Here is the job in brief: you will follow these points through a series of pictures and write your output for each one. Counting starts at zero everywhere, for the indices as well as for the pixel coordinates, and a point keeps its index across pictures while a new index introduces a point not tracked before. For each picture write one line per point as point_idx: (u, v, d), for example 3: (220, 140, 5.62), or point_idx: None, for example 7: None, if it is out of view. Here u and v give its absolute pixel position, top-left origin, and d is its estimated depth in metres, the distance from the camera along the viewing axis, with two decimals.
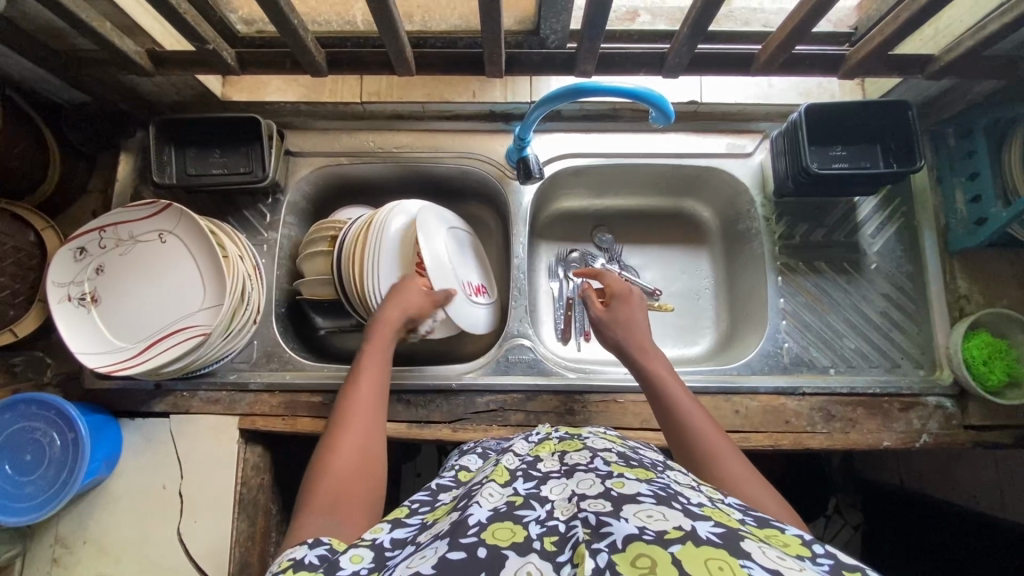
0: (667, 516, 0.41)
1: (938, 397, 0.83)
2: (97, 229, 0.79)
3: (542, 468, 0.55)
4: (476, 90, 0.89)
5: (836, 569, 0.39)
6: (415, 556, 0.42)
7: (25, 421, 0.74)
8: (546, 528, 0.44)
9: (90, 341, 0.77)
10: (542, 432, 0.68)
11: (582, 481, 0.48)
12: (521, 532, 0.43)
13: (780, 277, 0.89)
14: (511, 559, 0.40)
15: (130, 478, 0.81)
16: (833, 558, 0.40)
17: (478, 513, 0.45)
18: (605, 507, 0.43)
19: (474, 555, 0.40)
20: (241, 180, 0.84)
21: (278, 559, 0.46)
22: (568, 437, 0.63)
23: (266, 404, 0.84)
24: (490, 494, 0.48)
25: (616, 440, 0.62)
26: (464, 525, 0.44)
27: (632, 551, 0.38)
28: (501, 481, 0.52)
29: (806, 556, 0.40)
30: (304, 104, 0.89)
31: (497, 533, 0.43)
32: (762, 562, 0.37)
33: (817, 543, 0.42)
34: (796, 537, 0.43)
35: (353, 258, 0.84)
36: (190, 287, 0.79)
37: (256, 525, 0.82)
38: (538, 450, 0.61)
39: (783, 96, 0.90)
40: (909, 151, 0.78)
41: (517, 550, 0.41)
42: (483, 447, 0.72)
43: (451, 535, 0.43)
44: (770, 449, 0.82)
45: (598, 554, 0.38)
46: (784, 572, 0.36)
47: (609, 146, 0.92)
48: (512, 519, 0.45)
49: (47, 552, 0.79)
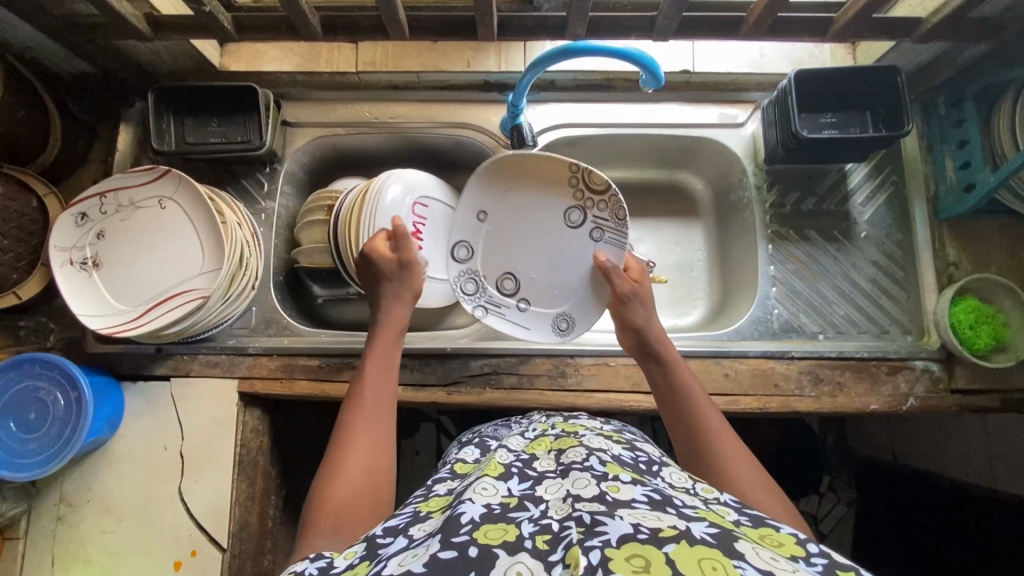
0: (662, 517, 0.43)
1: (925, 361, 0.84)
2: (98, 194, 0.81)
3: (537, 468, 0.56)
4: (471, 59, 0.90)
5: (829, 569, 0.39)
6: (406, 555, 0.42)
7: (30, 380, 0.76)
8: (539, 527, 0.44)
9: (91, 304, 0.79)
10: (539, 428, 0.70)
11: (577, 481, 0.50)
12: (513, 531, 0.44)
13: (771, 244, 0.90)
14: (501, 559, 0.40)
15: (132, 440, 0.83)
16: (828, 558, 0.40)
17: (470, 511, 0.46)
18: (599, 508, 0.45)
19: (463, 554, 0.41)
20: (238, 148, 0.85)
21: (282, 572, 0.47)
22: (564, 434, 0.65)
23: (265, 367, 0.85)
24: (484, 489, 0.50)
25: (612, 436, 0.65)
26: (456, 523, 0.44)
27: (627, 549, 0.39)
28: (495, 475, 0.54)
29: (799, 557, 0.41)
30: (300, 74, 0.91)
31: (488, 534, 0.43)
32: (755, 563, 0.38)
33: (811, 543, 0.43)
34: (790, 537, 0.44)
35: (349, 225, 0.85)
36: (189, 250, 0.81)
37: (255, 486, 0.84)
38: (533, 447, 0.63)
39: (775, 65, 0.90)
40: (898, 116, 0.79)
41: (507, 549, 0.41)
42: (479, 438, 0.74)
43: (442, 533, 0.43)
44: (758, 412, 0.83)
45: (590, 551, 0.39)
46: (776, 573, 0.37)
47: (602, 116, 0.93)
48: (504, 520, 0.46)
49: (52, 511, 0.82)
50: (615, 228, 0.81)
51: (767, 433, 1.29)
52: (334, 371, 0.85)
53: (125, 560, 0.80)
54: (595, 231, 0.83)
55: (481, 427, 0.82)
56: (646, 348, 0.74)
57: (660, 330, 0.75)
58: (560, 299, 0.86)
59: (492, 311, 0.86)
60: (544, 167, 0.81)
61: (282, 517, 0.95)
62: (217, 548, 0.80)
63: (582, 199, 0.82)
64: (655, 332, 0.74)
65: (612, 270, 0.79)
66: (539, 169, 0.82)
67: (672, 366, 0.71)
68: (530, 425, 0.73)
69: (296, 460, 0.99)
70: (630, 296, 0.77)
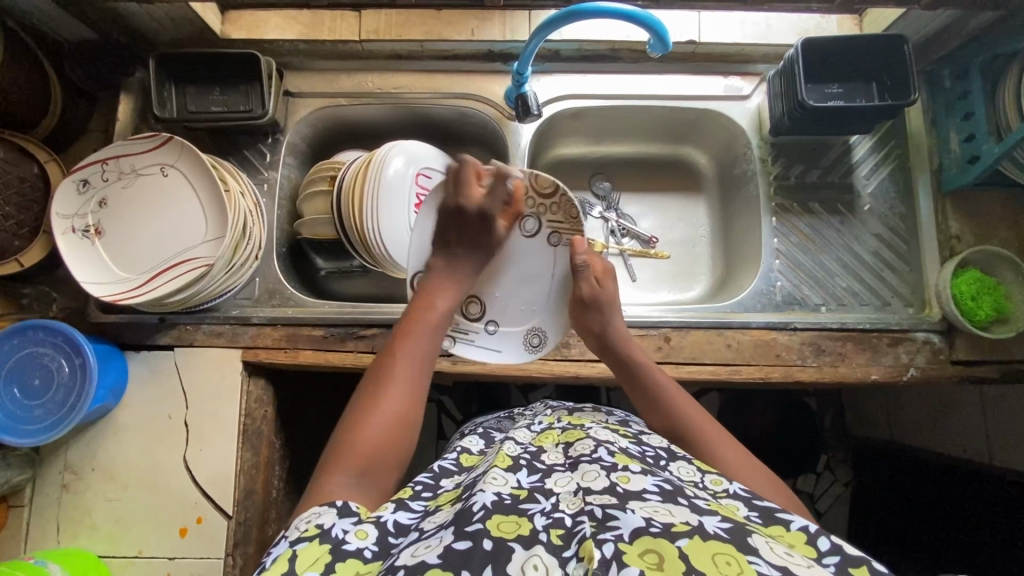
0: (674, 512, 0.44)
1: (926, 333, 0.85)
2: (99, 161, 0.80)
3: (545, 460, 0.57)
4: (474, 28, 0.89)
5: (843, 567, 0.41)
6: (420, 545, 0.44)
7: (34, 346, 0.76)
8: (552, 520, 0.46)
9: (94, 271, 0.78)
10: (545, 421, 0.70)
11: (587, 474, 0.51)
12: (526, 525, 0.45)
13: (774, 217, 0.90)
14: (518, 553, 0.42)
15: (136, 408, 0.83)
16: (840, 554, 0.42)
17: (482, 498, 0.47)
18: (611, 501, 0.46)
19: (478, 546, 0.42)
20: (241, 118, 0.85)
21: (307, 519, 0.49)
22: (570, 426, 0.65)
23: (269, 337, 0.85)
24: (494, 479, 0.51)
25: (618, 429, 0.65)
26: (468, 512, 0.46)
27: (640, 544, 0.40)
28: (504, 467, 0.54)
29: (812, 557, 0.42)
30: (302, 42, 0.90)
31: (501, 526, 0.44)
32: (769, 558, 0.39)
33: (822, 536, 0.44)
34: (801, 533, 0.45)
35: (353, 195, 0.85)
36: (193, 219, 0.81)
37: (259, 455, 0.85)
38: (541, 440, 0.63)
39: (781, 36, 0.90)
40: (904, 87, 0.79)
41: (523, 543, 0.43)
42: (484, 430, 0.74)
43: (455, 524, 0.45)
44: (760, 381, 0.84)
45: (604, 544, 0.41)
46: (791, 569, 0.39)
47: (607, 88, 0.92)
48: (516, 512, 0.46)
49: (56, 479, 0.82)
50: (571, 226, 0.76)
51: (766, 412, 1.30)
52: (339, 341, 0.85)
53: (131, 528, 0.81)
54: (552, 235, 0.77)
55: (484, 421, 0.82)
56: (610, 350, 0.74)
57: (620, 329, 0.75)
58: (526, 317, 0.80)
59: (459, 339, 0.78)
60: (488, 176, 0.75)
61: (286, 488, 0.95)
62: (223, 516, 0.81)
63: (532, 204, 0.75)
64: (617, 333, 0.74)
65: (581, 266, 0.74)
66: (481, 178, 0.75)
67: (637, 364, 0.72)
68: (535, 419, 0.73)
69: (298, 433, 1.00)
70: (591, 301, 0.74)
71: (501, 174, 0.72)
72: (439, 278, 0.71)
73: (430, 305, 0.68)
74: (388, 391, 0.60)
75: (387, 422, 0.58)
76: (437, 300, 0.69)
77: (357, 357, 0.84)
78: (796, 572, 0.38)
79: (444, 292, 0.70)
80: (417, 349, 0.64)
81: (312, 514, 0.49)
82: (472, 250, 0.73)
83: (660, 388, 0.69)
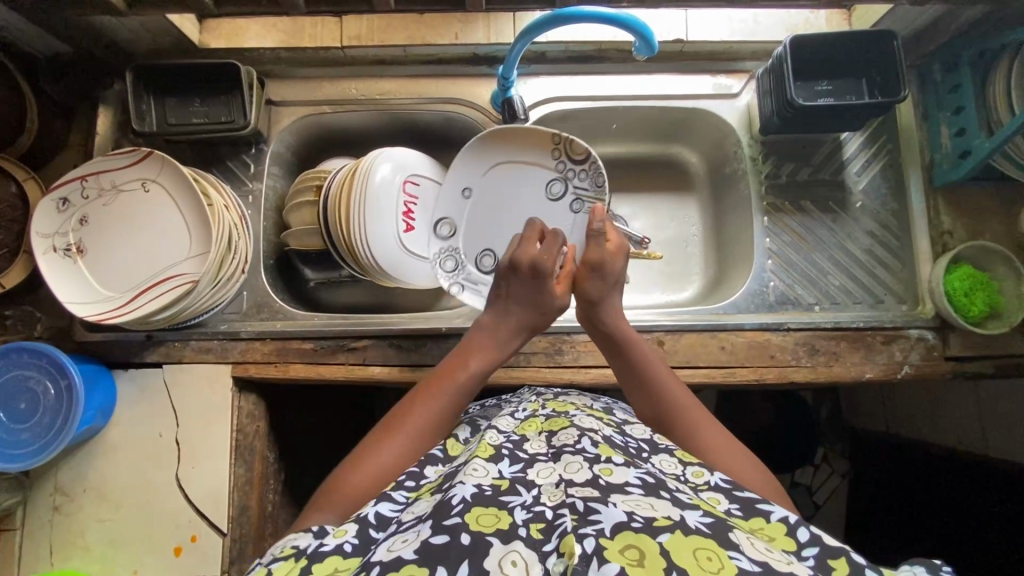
0: (655, 506, 0.44)
1: (920, 330, 0.84)
2: (79, 178, 0.78)
3: (528, 449, 0.56)
4: (458, 31, 0.87)
5: (822, 562, 0.42)
6: (397, 540, 0.44)
7: (18, 369, 0.75)
8: (532, 514, 0.45)
9: (77, 291, 0.77)
10: (528, 409, 0.70)
11: (569, 465, 0.51)
12: (505, 518, 0.44)
13: (766, 217, 0.90)
14: (496, 548, 0.41)
15: (125, 427, 0.82)
16: (818, 546, 0.43)
17: (461, 492, 0.47)
18: (593, 494, 0.45)
19: (457, 540, 0.42)
20: (222, 129, 0.83)
21: (280, 545, 0.49)
22: (554, 414, 0.65)
23: (258, 351, 0.84)
24: (475, 470, 0.50)
25: (602, 417, 0.65)
26: (447, 506, 0.45)
27: (621, 540, 0.40)
28: (486, 456, 0.53)
29: (791, 551, 0.43)
30: (283, 50, 0.88)
31: (480, 519, 0.44)
32: (750, 554, 0.40)
33: (801, 527, 0.45)
34: (780, 524, 0.46)
35: (338, 207, 0.84)
36: (176, 234, 0.79)
37: (253, 470, 0.84)
38: (524, 429, 0.62)
39: (769, 32, 0.88)
40: (894, 83, 0.78)
41: (501, 537, 0.42)
42: (470, 419, 0.72)
43: (434, 517, 0.45)
44: (755, 383, 0.83)
45: (585, 540, 0.40)
46: (771, 564, 0.39)
47: (594, 89, 0.91)
48: (496, 504, 0.46)
49: (48, 500, 0.81)
50: (594, 195, 0.87)
51: (764, 408, 1.29)
52: (329, 354, 0.84)
53: (126, 547, 0.80)
54: (575, 202, 0.88)
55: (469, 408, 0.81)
56: (601, 330, 0.72)
57: (614, 307, 0.73)
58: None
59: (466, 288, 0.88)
60: (527, 136, 0.87)
61: (283, 500, 0.95)
62: (217, 533, 0.80)
63: (563, 169, 0.88)
64: (614, 313, 0.73)
65: (596, 232, 0.74)
66: (524, 138, 0.86)
67: (636, 350, 0.70)
68: (520, 406, 0.72)
69: (292, 445, 0.99)
70: (597, 265, 0.72)
71: (557, 234, 0.73)
72: (483, 339, 0.71)
73: (461, 361, 0.69)
74: (387, 441, 0.60)
75: (383, 466, 0.59)
76: (472, 358, 0.69)
77: (349, 370, 0.84)
78: (776, 566, 0.39)
79: (479, 352, 0.70)
80: (439, 402, 0.65)
81: (290, 539, 0.50)
82: (527, 306, 0.73)
83: (656, 377, 0.67)
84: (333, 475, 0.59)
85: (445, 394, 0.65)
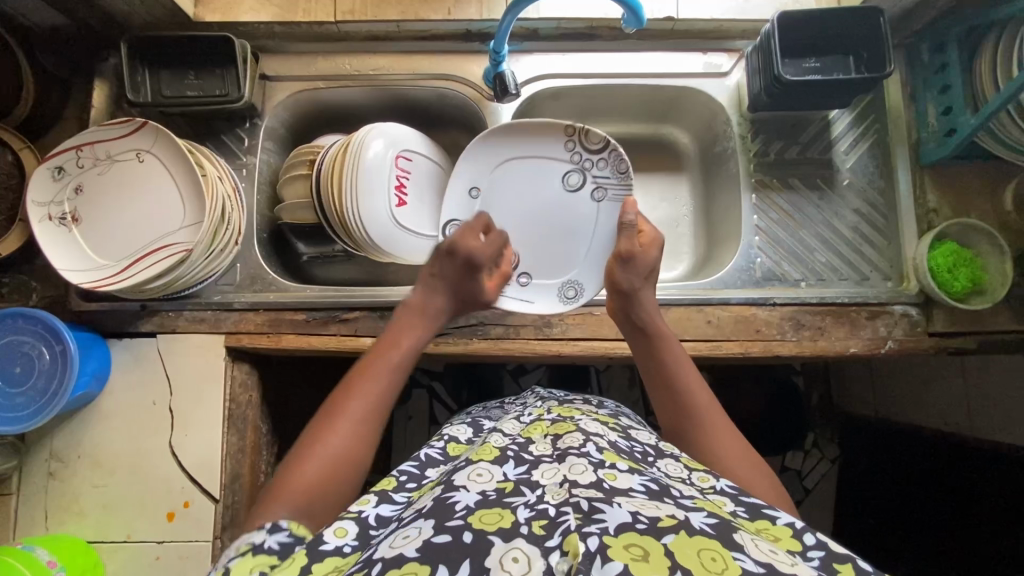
0: (660, 507, 0.45)
1: (904, 306, 0.85)
2: (74, 148, 0.79)
3: (534, 451, 0.57)
4: (451, 8, 0.89)
5: (827, 565, 0.42)
6: (399, 536, 0.45)
7: (14, 335, 0.76)
8: (535, 513, 0.46)
9: (73, 259, 0.78)
10: (534, 413, 0.70)
11: (574, 467, 0.51)
12: (508, 516, 0.45)
13: (754, 194, 0.91)
14: (496, 546, 0.42)
15: (120, 395, 0.84)
16: (824, 551, 0.43)
17: (465, 499, 0.48)
18: (597, 495, 0.46)
19: (457, 539, 0.43)
20: (216, 102, 0.84)
21: (236, 543, 0.51)
22: (560, 418, 0.65)
23: (251, 322, 0.86)
24: (478, 476, 0.51)
25: (607, 422, 0.66)
26: (449, 509, 0.47)
27: (625, 538, 0.40)
28: (490, 460, 0.54)
29: (797, 551, 0.43)
30: (278, 24, 0.89)
31: (483, 519, 0.45)
32: (754, 555, 0.40)
33: (807, 532, 0.45)
34: (786, 528, 0.46)
35: (331, 178, 0.85)
36: (171, 204, 0.80)
37: (245, 439, 0.85)
38: (529, 432, 0.63)
39: (759, 11, 0.90)
40: (879, 60, 0.80)
41: (503, 535, 0.43)
42: (473, 418, 0.74)
43: (436, 518, 0.46)
44: (741, 356, 0.85)
45: (588, 538, 0.40)
46: (774, 565, 0.40)
47: (586, 67, 0.92)
48: (500, 505, 0.47)
49: (43, 466, 0.82)
50: (618, 183, 0.85)
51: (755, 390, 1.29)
52: (321, 324, 0.86)
53: (119, 513, 0.81)
54: (596, 190, 0.86)
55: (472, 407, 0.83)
56: (631, 321, 0.75)
57: (648, 301, 0.75)
58: (563, 268, 0.87)
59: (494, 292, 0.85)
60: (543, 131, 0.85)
61: None
62: (210, 499, 0.81)
63: (579, 160, 0.86)
64: (644, 306, 0.74)
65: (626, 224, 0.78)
66: (538, 134, 0.85)
67: (661, 347, 0.71)
68: (526, 409, 0.73)
69: (285, 418, 1.00)
70: (628, 256, 0.76)
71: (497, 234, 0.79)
72: (413, 318, 0.74)
73: (399, 342, 0.71)
74: (335, 423, 0.60)
75: (334, 454, 0.58)
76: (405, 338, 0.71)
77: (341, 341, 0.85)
78: (779, 567, 0.40)
79: (413, 329, 0.73)
80: (383, 381, 0.65)
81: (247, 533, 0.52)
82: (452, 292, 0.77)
83: (678, 375, 0.68)
84: (283, 468, 0.58)
85: (387, 372, 0.67)
